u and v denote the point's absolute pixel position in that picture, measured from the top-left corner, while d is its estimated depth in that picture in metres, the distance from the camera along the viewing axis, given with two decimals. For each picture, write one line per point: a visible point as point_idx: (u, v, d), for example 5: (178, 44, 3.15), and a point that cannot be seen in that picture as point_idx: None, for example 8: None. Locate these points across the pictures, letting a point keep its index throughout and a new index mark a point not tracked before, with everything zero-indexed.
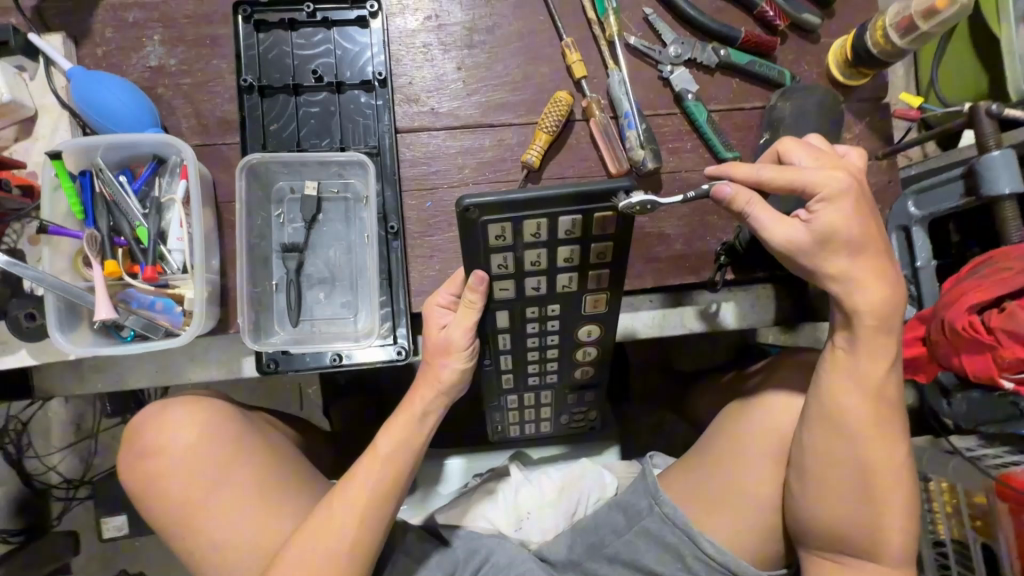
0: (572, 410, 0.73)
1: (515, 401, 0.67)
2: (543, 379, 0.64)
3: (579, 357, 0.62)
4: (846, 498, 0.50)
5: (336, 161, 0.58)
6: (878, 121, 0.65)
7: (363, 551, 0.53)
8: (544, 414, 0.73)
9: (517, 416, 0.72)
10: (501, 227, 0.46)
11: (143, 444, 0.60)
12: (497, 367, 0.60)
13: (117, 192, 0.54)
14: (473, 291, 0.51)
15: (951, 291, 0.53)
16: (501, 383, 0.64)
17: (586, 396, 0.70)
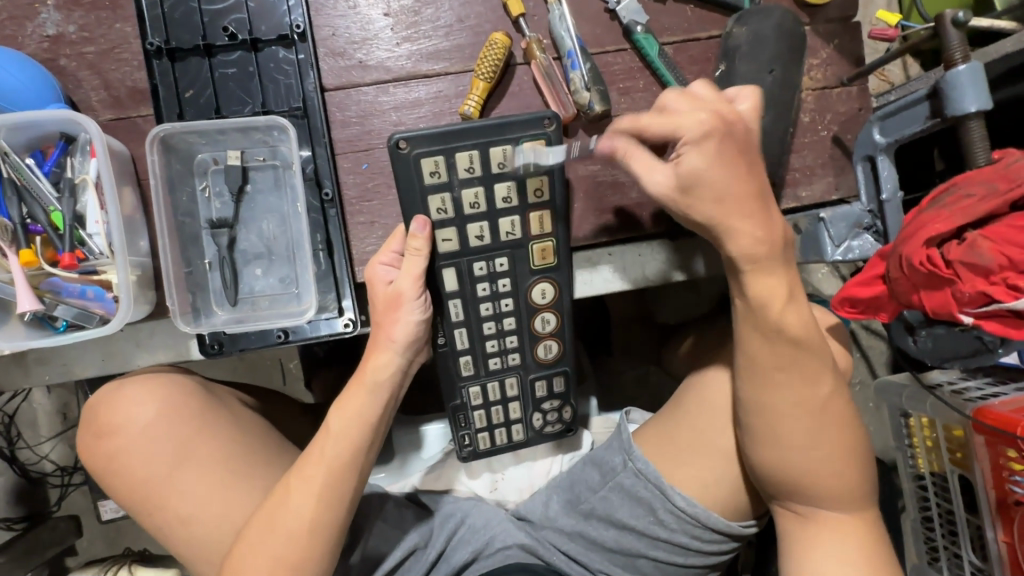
0: (546, 409, 0.62)
1: (477, 394, 0.59)
2: (506, 360, 0.59)
3: (539, 328, 0.58)
4: (805, 445, 0.50)
5: (257, 126, 0.54)
6: (848, 43, 0.60)
7: (328, 530, 0.50)
8: (515, 416, 0.61)
9: (484, 421, 0.61)
10: (434, 162, 0.51)
11: (94, 425, 0.54)
12: (451, 345, 0.57)
13: (26, 176, 0.51)
14: (417, 236, 0.51)
15: (910, 224, 0.48)
16: (459, 370, 0.58)
17: (558, 385, 0.61)
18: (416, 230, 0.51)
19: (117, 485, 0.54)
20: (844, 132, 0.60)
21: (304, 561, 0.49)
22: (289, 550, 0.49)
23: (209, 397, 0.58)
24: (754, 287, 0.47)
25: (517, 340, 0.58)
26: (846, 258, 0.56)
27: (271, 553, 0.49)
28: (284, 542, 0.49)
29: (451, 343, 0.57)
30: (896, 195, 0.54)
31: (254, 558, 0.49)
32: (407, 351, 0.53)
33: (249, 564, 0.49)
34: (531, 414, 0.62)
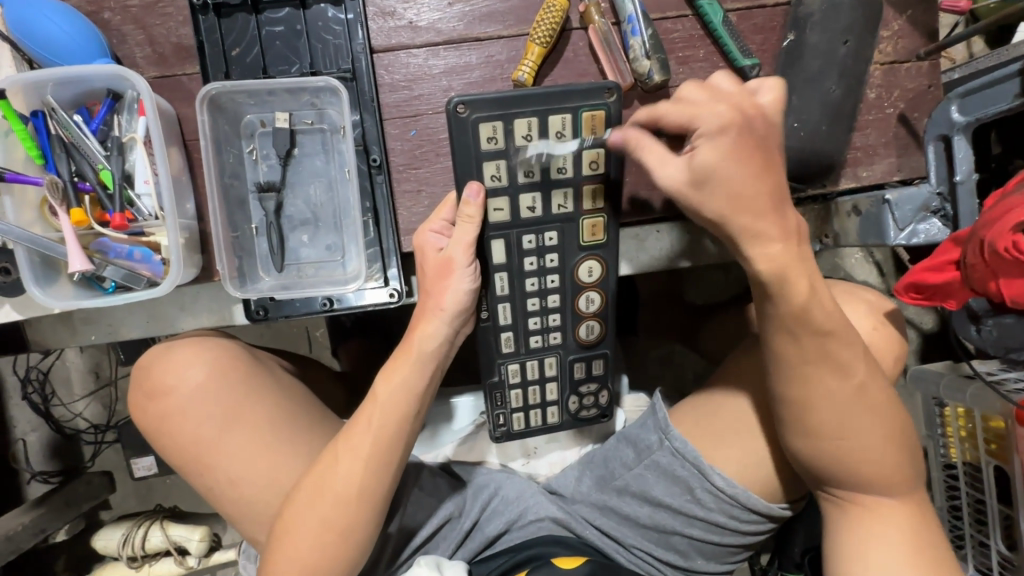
0: (584, 391, 0.60)
1: (515, 373, 0.58)
2: (547, 338, 0.57)
3: (583, 307, 0.57)
4: (863, 437, 0.48)
5: (308, 88, 0.53)
6: (922, 14, 0.56)
7: (375, 496, 0.50)
8: (552, 397, 0.60)
9: (519, 400, 0.59)
10: (492, 128, 0.49)
11: (145, 385, 0.55)
12: (494, 320, 0.55)
13: (74, 134, 0.50)
14: (470, 203, 0.50)
15: (995, 206, 0.46)
16: (499, 346, 0.56)
17: (597, 368, 0.60)
18: (469, 196, 0.49)
19: (167, 443, 0.55)
20: (910, 111, 0.57)
21: (351, 525, 0.50)
22: (337, 514, 0.49)
23: (255, 360, 0.58)
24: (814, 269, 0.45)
25: (560, 319, 0.57)
26: (909, 243, 0.54)
27: (319, 516, 0.49)
28: (333, 506, 0.49)
29: (494, 318, 0.55)
30: (971, 177, 0.52)
31: (302, 520, 0.50)
32: (454, 321, 0.52)
33: (297, 525, 0.50)
34: (566, 397, 0.60)
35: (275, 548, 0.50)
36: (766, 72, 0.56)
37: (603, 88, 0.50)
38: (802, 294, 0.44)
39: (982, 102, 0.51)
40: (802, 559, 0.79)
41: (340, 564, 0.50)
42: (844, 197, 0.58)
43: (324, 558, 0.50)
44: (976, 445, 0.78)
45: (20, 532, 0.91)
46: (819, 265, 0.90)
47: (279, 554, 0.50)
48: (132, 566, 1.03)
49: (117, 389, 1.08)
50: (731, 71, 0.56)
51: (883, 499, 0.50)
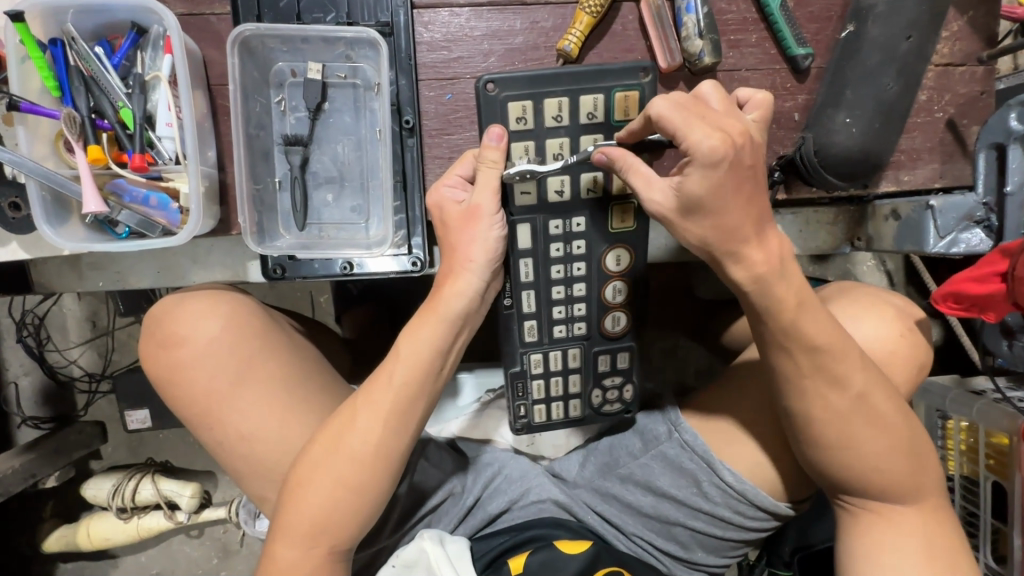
0: (608, 386, 0.58)
1: (535, 365, 0.56)
2: (569, 330, 0.55)
3: (610, 298, 0.55)
4: (882, 445, 0.48)
5: (344, 38, 0.50)
6: (984, 17, 0.54)
7: (392, 455, 0.49)
8: (574, 390, 0.57)
9: (542, 394, 0.57)
10: (522, 107, 0.47)
11: (160, 335, 0.53)
12: (517, 308, 0.53)
13: (95, 67, 0.47)
14: (491, 146, 0.47)
15: None
16: (521, 335, 0.55)
17: (621, 361, 0.57)
18: (489, 140, 0.47)
19: (179, 397, 0.53)
20: (959, 117, 0.55)
21: (367, 484, 0.49)
22: (355, 470, 0.49)
23: (270, 318, 0.58)
24: None
25: (586, 310, 0.55)
26: (947, 252, 0.52)
27: (335, 472, 0.49)
28: (352, 462, 0.48)
29: (517, 305, 0.53)
30: (1022, 189, 0.50)
31: (318, 475, 0.49)
32: (485, 276, 0.49)
33: (315, 481, 0.49)
34: (590, 391, 0.58)
35: (289, 502, 0.49)
36: (817, 64, 0.54)
37: (636, 72, 0.47)
38: None
39: None
40: (792, 558, 0.79)
41: (354, 523, 0.49)
42: (882, 201, 0.58)
43: (337, 513, 0.49)
44: (975, 460, 0.79)
45: (10, 475, 0.90)
46: (833, 270, 0.89)
47: (293, 508, 0.49)
48: (121, 517, 1.03)
49: (114, 339, 1.06)
50: (781, 60, 0.54)
51: (899, 502, 0.50)
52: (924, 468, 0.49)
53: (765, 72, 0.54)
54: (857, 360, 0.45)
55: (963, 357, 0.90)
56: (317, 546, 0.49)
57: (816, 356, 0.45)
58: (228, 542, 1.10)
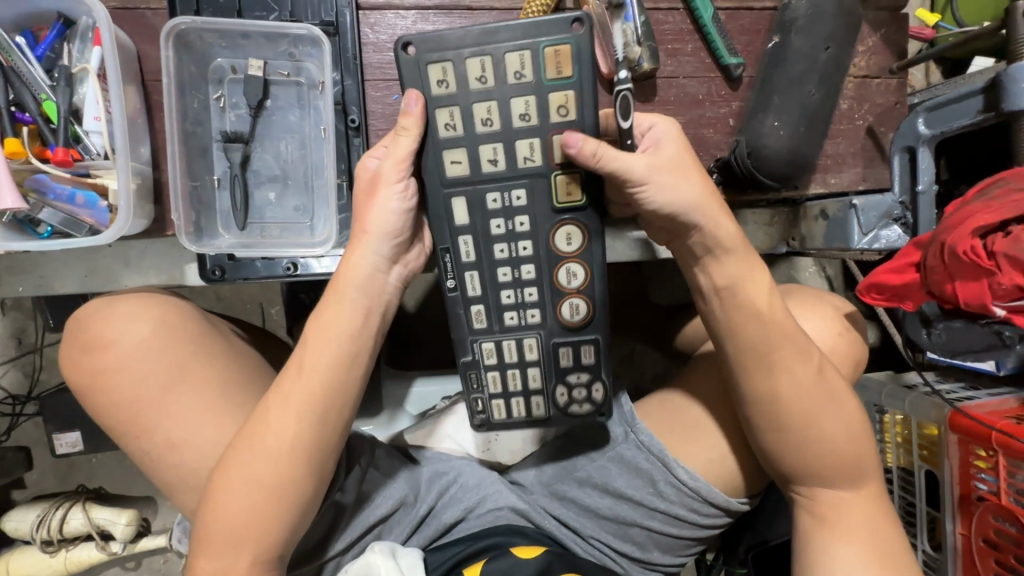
0: (574, 385, 0.55)
1: (489, 356, 0.54)
2: (523, 321, 0.53)
3: (564, 283, 0.52)
4: (818, 437, 0.48)
5: (286, 34, 0.50)
6: (894, 33, 0.58)
7: (313, 449, 0.48)
8: (534, 385, 0.55)
9: (497, 388, 0.55)
10: (441, 69, 0.47)
11: (85, 338, 0.50)
12: (462, 291, 0.52)
13: (16, 58, 0.45)
14: (407, 111, 0.47)
15: (952, 213, 0.45)
16: (470, 321, 0.53)
17: (586, 355, 0.54)
18: (408, 105, 0.47)
19: (102, 405, 0.50)
20: (878, 125, 0.58)
21: (289, 483, 0.47)
22: (273, 470, 0.47)
23: (206, 321, 0.55)
24: None
25: (536, 296, 0.53)
26: (871, 248, 0.56)
27: (253, 471, 0.47)
28: (271, 460, 0.47)
29: (461, 287, 0.52)
30: (931, 188, 0.55)
31: (234, 479, 0.47)
32: (392, 243, 0.48)
33: (233, 485, 0.47)
34: (554, 387, 0.55)
35: (208, 511, 0.47)
36: (748, 74, 0.57)
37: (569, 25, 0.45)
38: None
39: (945, 117, 0.53)
40: (747, 556, 0.79)
41: (276, 529, 0.48)
42: (813, 202, 0.61)
43: (262, 516, 0.47)
44: (909, 450, 0.83)
45: None
46: (775, 275, 0.93)
47: (212, 517, 0.47)
48: (46, 551, 0.96)
49: (43, 357, 1.00)
50: (716, 69, 0.57)
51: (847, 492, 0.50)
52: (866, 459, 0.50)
53: (700, 80, 0.57)
54: (794, 350, 0.47)
55: (897, 355, 0.95)
56: (239, 556, 0.47)
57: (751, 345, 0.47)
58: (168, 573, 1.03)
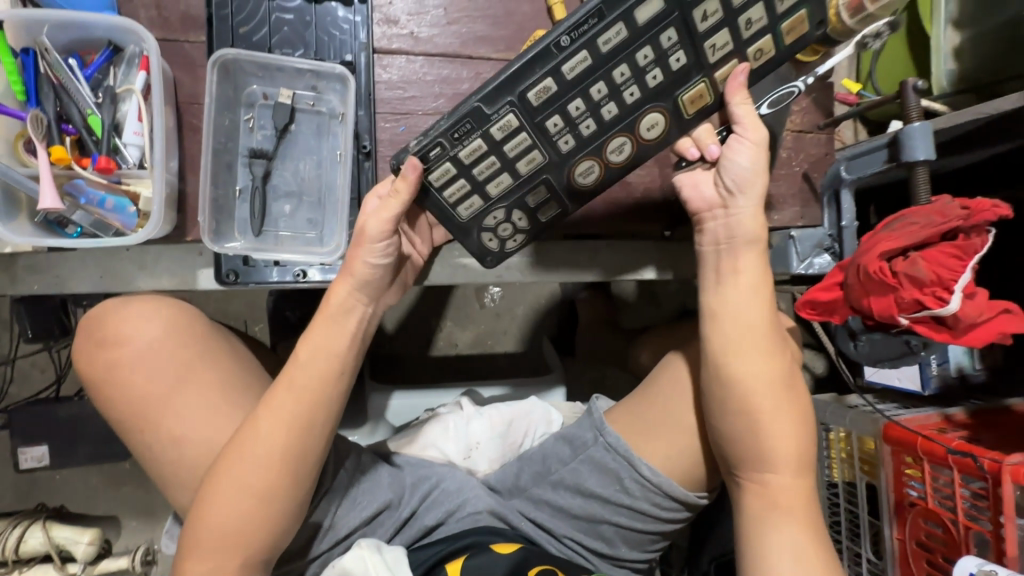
0: (494, 226, 0.56)
1: (466, 155, 0.51)
2: (549, 136, 0.52)
3: (608, 149, 0.54)
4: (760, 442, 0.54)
5: (313, 69, 0.57)
6: (821, 97, 0.70)
7: (297, 461, 0.50)
8: (501, 175, 0.53)
9: (441, 180, 0.52)
10: None
11: (100, 332, 0.54)
12: (562, 59, 0.48)
13: (65, 76, 0.51)
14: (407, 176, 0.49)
15: (865, 240, 0.54)
16: (530, 86, 0.49)
17: (545, 215, 0.56)
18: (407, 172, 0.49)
19: (111, 397, 0.53)
20: (813, 171, 0.69)
21: (273, 491, 0.50)
22: (261, 478, 0.49)
23: (211, 323, 0.59)
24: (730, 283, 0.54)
25: (570, 146, 0.53)
26: (807, 272, 0.67)
27: (241, 479, 0.49)
28: (258, 469, 0.49)
29: (562, 58, 0.48)
30: (853, 223, 0.66)
31: (225, 487, 0.49)
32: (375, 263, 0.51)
33: (222, 491, 0.49)
34: (475, 231, 0.56)
35: (199, 513, 0.50)
36: None
37: (813, 35, 0.52)
38: None
39: (864, 165, 0.64)
40: (709, 565, 0.84)
41: (265, 533, 0.50)
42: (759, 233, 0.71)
43: (248, 521, 0.49)
44: (852, 464, 0.91)
45: None
46: None
47: (203, 520, 0.49)
48: None
49: (14, 369, 0.98)
50: None
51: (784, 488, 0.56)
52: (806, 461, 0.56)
53: None
54: (740, 357, 0.54)
55: (840, 379, 1.05)
56: (232, 558, 0.50)
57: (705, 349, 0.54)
58: None
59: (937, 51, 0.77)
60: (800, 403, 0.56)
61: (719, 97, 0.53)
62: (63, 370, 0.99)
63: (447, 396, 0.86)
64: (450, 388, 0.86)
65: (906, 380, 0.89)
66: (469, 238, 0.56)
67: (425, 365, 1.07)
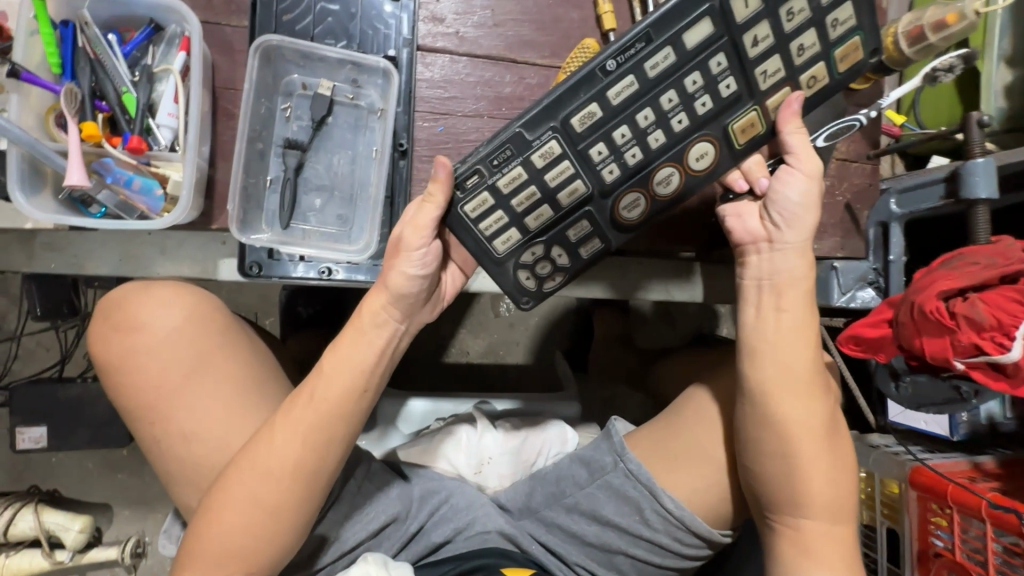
0: (531, 262, 0.52)
1: (504, 184, 0.48)
2: (593, 165, 0.49)
3: (655, 180, 0.50)
4: (797, 487, 0.51)
5: (356, 62, 0.55)
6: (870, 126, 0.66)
7: (313, 477, 0.48)
8: (541, 203, 0.50)
9: (477, 211, 0.49)
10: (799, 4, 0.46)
11: (117, 319, 0.52)
12: (608, 85, 0.46)
13: (104, 51, 0.49)
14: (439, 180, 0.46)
15: (921, 278, 0.52)
16: (574, 113, 0.47)
17: (587, 251, 0.52)
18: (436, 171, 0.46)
19: (124, 387, 0.51)
20: (855, 202, 0.65)
21: (285, 506, 0.47)
22: (272, 492, 0.47)
23: (230, 316, 0.57)
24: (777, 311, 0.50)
25: (615, 176, 0.50)
26: (848, 305, 0.65)
27: (252, 492, 0.47)
28: (269, 482, 0.47)
29: (608, 85, 0.46)
30: (900, 259, 0.64)
31: (233, 497, 0.47)
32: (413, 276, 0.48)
33: (232, 500, 0.47)
34: (511, 267, 0.52)
35: (205, 524, 0.47)
36: None
37: (867, 64, 0.49)
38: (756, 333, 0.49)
39: (914, 199, 0.63)
40: None
41: (274, 547, 0.48)
42: None
43: (255, 537, 0.47)
44: (872, 507, 0.88)
45: None
46: None
47: (206, 530, 0.47)
48: None
49: (19, 346, 0.97)
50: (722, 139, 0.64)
51: (824, 541, 0.51)
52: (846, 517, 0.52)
53: None
54: (788, 393, 0.50)
55: (861, 417, 1.02)
56: (232, 573, 0.47)
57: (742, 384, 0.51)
58: None
59: (987, 87, 0.74)
60: (843, 452, 0.52)
61: (771, 125, 0.49)
62: (68, 351, 0.97)
63: (459, 406, 0.84)
64: (463, 398, 0.83)
65: (934, 423, 0.85)
66: (504, 275, 0.52)
67: (434, 370, 1.05)
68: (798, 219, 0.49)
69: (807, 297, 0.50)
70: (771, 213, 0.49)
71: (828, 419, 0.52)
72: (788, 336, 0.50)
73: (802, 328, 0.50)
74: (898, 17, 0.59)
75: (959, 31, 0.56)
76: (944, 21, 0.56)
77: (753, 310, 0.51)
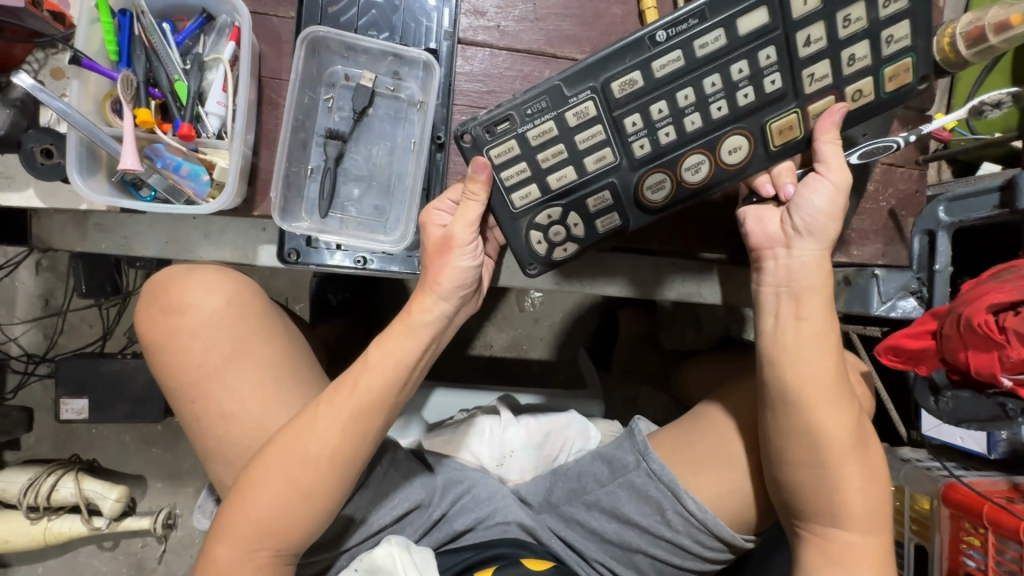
0: (545, 225, 0.52)
1: (534, 136, 0.48)
2: (625, 135, 0.49)
3: (684, 166, 0.50)
4: (828, 497, 0.50)
5: (398, 55, 0.56)
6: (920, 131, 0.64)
7: (347, 462, 0.49)
8: (565, 163, 0.49)
9: (502, 158, 0.49)
10: (856, 10, 0.45)
11: (164, 298, 0.54)
12: (654, 54, 0.46)
13: (158, 40, 0.51)
14: (473, 176, 0.48)
15: (968, 290, 0.50)
16: (615, 75, 0.47)
17: (602, 223, 0.52)
18: (476, 170, 0.48)
19: (168, 364, 0.53)
20: (899, 209, 0.64)
21: (318, 490, 0.49)
22: (306, 475, 0.48)
23: (269, 301, 0.58)
24: (816, 318, 0.48)
25: (645, 151, 0.49)
26: (887, 315, 0.64)
27: (289, 472, 0.48)
28: (305, 466, 0.48)
29: (655, 54, 0.46)
30: (947, 269, 0.61)
31: (269, 476, 0.49)
32: (462, 272, 0.50)
33: (267, 479, 0.49)
34: (524, 226, 0.52)
35: (239, 499, 0.49)
36: None
37: (915, 90, 0.48)
38: (791, 339, 0.48)
39: (964, 208, 0.59)
40: None
41: (301, 529, 0.49)
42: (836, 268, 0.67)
43: (288, 516, 0.49)
44: (900, 522, 0.85)
45: None
46: None
47: (241, 506, 0.49)
48: (28, 518, 0.94)
49: (65, 321, 1.01)
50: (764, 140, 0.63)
51: (856, 556, 0.50)
52: (879, 533, 0.51)
53: None
54: (826, 403, 0.48)
55: (891, 430, 0.99)
56: (261, 550, 0.49)
57: (779, 389, 0.49)
58: (144, 557, 1.03)
59: None
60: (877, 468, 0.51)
61: (808, 132, 0.48)
62: (110, 328, 1.01)
63: (483, 398, 0.84)
64: (486, 391, 0.84)
65: (970, 440, 0.82)
66: (516, 233, 0.52)
67: (457, 362, 1.06)
68: (824, 227, 0.48)
69: (828, 305, 0.48)
70: (793, 218, 0.48)
71: (863, 431, 0.51)
72: (825, 343, 0.49)
73: (835, 336, 0.49)
74: (957, 16, 0.57)
75: (1022, 33, 0.54)
76: (1006, 22, 0.53)
77: (784, 312, 0.49)
